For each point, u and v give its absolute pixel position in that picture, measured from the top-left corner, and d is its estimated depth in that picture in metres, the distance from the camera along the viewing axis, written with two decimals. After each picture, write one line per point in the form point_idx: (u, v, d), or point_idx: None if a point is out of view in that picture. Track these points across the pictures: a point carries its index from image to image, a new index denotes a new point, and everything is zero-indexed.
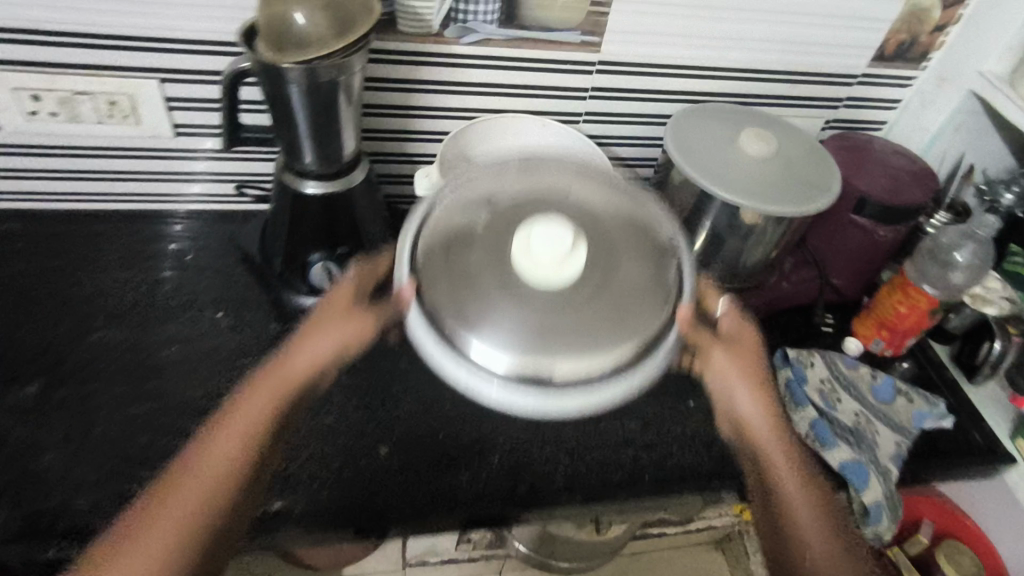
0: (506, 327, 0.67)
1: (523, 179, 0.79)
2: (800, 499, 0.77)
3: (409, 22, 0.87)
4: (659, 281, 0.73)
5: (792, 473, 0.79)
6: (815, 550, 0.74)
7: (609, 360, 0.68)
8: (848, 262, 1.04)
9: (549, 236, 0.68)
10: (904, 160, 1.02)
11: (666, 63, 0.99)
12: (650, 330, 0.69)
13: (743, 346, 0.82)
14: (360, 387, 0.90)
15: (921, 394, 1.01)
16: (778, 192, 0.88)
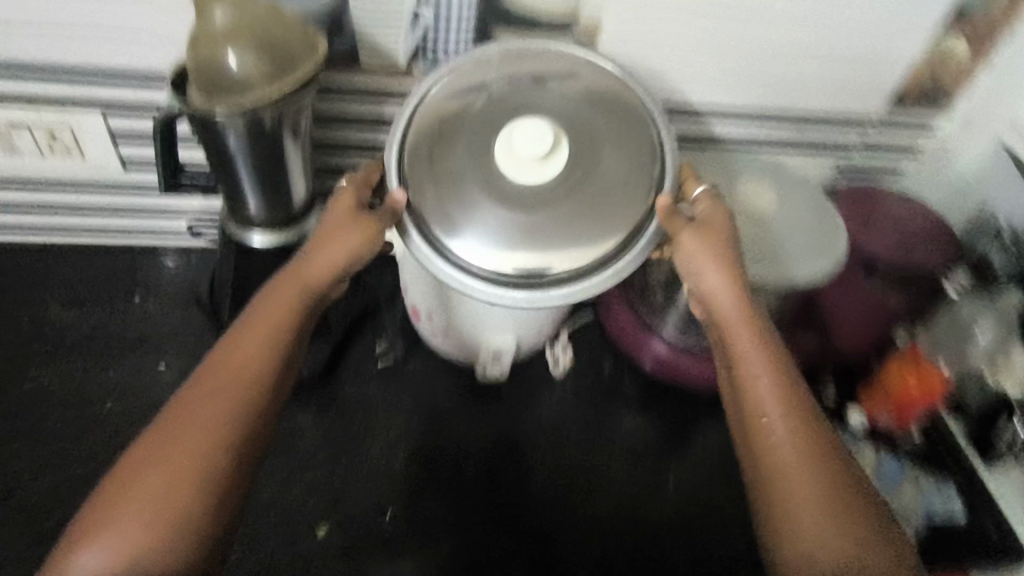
0: (490, 223, 0.68)
1: (509, 65, 0.72)
2: (778, 403, 0.64)
3: (373, 57, 0.79)
4: (642, 164, 0.70)
5: (772, 375, 0.65)
6: (786, 463, 0.62)
7: (597, 250, 0.68)
8: (856, 329, 0.94)
9: (528, 133, 0.67)
10: (916, 215, 0.95)
11: (658, 103, 0.91)
12: (625, 223, 0.69)
13: (729, 250, 0.70)
14: (327, 432, 0.85)
15: (930, 478, 0.92)
16: (777, 257, 0.80)
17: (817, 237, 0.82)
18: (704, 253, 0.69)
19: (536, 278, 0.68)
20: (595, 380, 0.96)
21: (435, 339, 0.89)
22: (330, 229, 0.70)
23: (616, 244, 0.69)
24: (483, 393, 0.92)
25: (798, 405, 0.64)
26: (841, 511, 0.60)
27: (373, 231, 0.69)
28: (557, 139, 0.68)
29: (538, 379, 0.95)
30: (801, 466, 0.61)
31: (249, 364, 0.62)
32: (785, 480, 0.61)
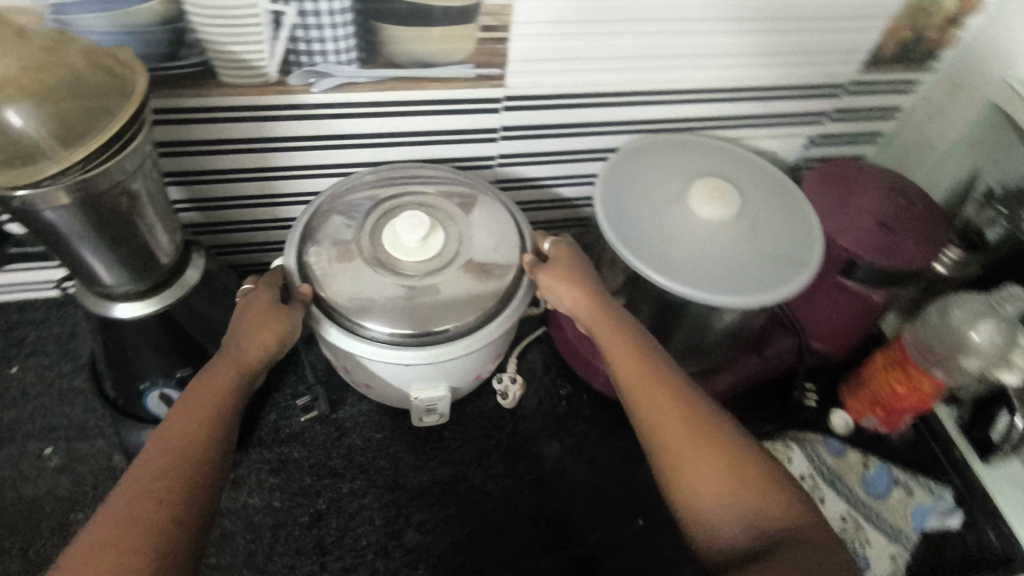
0: (388, 305, 0.67)
1: (389, 181, 0.76)
2: (638, 368, 0.62)
3: (233, 70, 0.65)
4: (507, 234, 0.73)
5: (625, 344, 0.64)
6: (662, 419, 0.58)
7: (477, 312, 0.68)
8: (834, 329, 0.85)
9: (410, 222, 0.68)
10: (903, 198, 0.80)
11: (594, 91, 0.77)
12: (498, 283, 0.69)
13: (570, 256, 0.71)
14: (270, 505, 0.76)
15: (922, 483, 0.83)
16: (739, 274, 0.68)
17: (783, 249, 0.71)
18: (560, 271, 0.69)
19: (439, 335, 0.67)
20: (550, 412, 0.85)
21: (368, 394, 0.77)
22: (258, 313, 0.63)
23: (490, 305, 0.68)
24: (423, 439, 0.81)
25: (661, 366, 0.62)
26: (724, 454, 0.55)
27: (293, 322, 0.64)
28: (433, 224, 0.69)
29: (485, 418, 0.83)
30: (676, 419, 0.57)
31: (207, 444, 0.54)
32: (662, 435, 0.57)
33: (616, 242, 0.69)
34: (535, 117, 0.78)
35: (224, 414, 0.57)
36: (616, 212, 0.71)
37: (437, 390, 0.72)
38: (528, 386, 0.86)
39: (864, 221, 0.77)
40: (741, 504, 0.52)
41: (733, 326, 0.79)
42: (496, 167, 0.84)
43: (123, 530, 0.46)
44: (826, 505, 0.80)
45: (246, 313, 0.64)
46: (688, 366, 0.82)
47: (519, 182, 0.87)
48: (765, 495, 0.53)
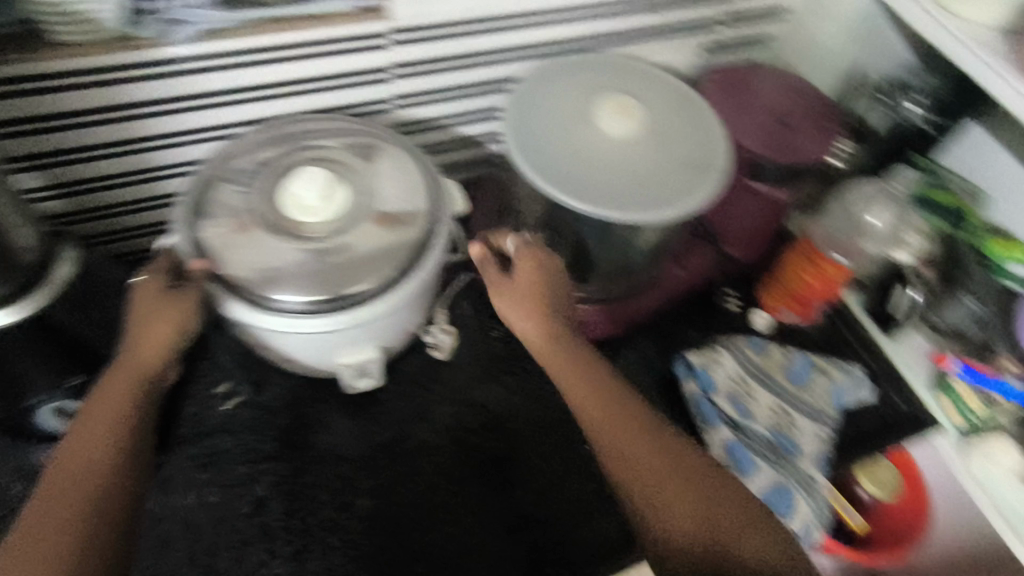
0: (297, 272, 0.62)
1: (277, 136, 0.69)
2: (596, 400, 0.63)
3: (79, 27, 0.59)
4: (414, 180, 0.68)
5: (585, 376, 0.65)
6: (625, 444, 0.59)
7: (396, 265, 0.64)
8: (747, 233, 0.86)
9: (304, 177, 0.62)
10: (796, 95, 0.83)
11: (485, 16, 0.72)
12: (410, 234, 0.65)
13: (538, 274, 0.68)
14: (207, 502, 0.71)
15: (836, 363, 0.88)
16: (653, 188, 0.68)
17: (691, 157, 0.71)
18: (522, 289, 0.68)
19: (360, 295, 0.63)
20: (488, 355, 0.83)
21: (291, 368, 0.72)
22: (156, 316, 0.62)
23: (410, 257, 0.65)
24: (361, 405, 0.78)
25: (620, 396, 0.63)
26: (686, 485, 0.56)
27: (191, 312, 0.63)
28: (331, 176, 0.63)
29: (422, 372, 0.81)
30: (637, 446, 0.59)
31: (123, 446, 0.57)
32: (624, 460, 0.58)
33: (529, 168, 0.66)
34: (427, 51, 0.73)
35: (133, 416, 0.59)
36: (526, 136, 0.68)
37: (365, 353, 0.69)
38: (461, 334, 0.84)
39: (762, 119, 0.79)
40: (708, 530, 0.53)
41: (656, 243, 0.79)
42: (395, 110, 0.78)
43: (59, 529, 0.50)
44: (755, 400, 0.83)
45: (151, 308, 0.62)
46: (614, 290, 0.84)
47: (421, 124, 0.81)
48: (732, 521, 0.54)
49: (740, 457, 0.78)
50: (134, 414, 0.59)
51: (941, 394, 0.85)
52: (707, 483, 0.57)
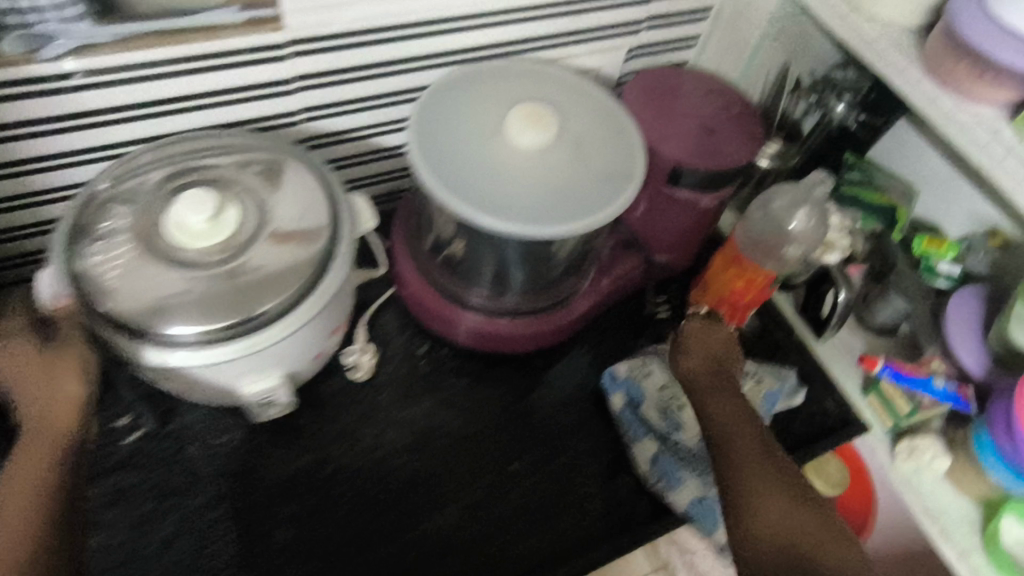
0: (187, 302, 0.59)
1: (168, 154, 0.65)
2: (743, 423, 0.74)
3: None
4: (315, 197, 0.65)
5: (733, 406, 0.76)
6: (757, 464, 0.69)
7: (295, 288, 0.61)
8: (676, 239, 0.84)
9: (190, 201, 0.58)
10: (721, 100, 0.80)
11: (392, 25, 0.68)
12: (310, 251, 0.62)
13: (706, 330, 0.82)
14: (110, 542, 0.67)
15: (768, 369, 0.88)
16: (569, 199, 0.65)
17: (610, 163, 0.68)
18: (708, 344, 0.81)
19: (254, 317, 0.60)
20: (410, 374, 0.81)
21: (196, 399, 0.69)
22: (36, 366, 0.63)
23: (308, 278, 0.62)
24: (276, 431, 0.75)
25: (755, 429, 0.74)
26: (789, 487, 0.67)
27: (86, 352, 0.65)
28: (221, 197, 0.60)
29: (340, 394, 0.78)
30: (767, 471, 0.69)
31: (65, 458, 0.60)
32: (753, 479, 0.68)
33: (436, 183, 0.63)
34: (331, 61, 0.69)
35: (71, 445, 0.61)
36: (439, 152, 0.66)
37: (271, 380, 0.66)
38: (386, 352, 0.82)
39: (683, 126, 0.77)
40: (785, 520, 0.64)
41: (577, 250, 0.78)
42: (302, 122, 0.74)
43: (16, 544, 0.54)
44: (687, 410, 0.82)
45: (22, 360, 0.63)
46: (538, 305, 0.80)
47: (332, 137, 0.78)
48: (843, 556, 0.62)
49: (668, 472, 0.75)
50: (70, 437, 0.62)
51: (869, 394, 0.86)
52: (807, 504, 0.66)
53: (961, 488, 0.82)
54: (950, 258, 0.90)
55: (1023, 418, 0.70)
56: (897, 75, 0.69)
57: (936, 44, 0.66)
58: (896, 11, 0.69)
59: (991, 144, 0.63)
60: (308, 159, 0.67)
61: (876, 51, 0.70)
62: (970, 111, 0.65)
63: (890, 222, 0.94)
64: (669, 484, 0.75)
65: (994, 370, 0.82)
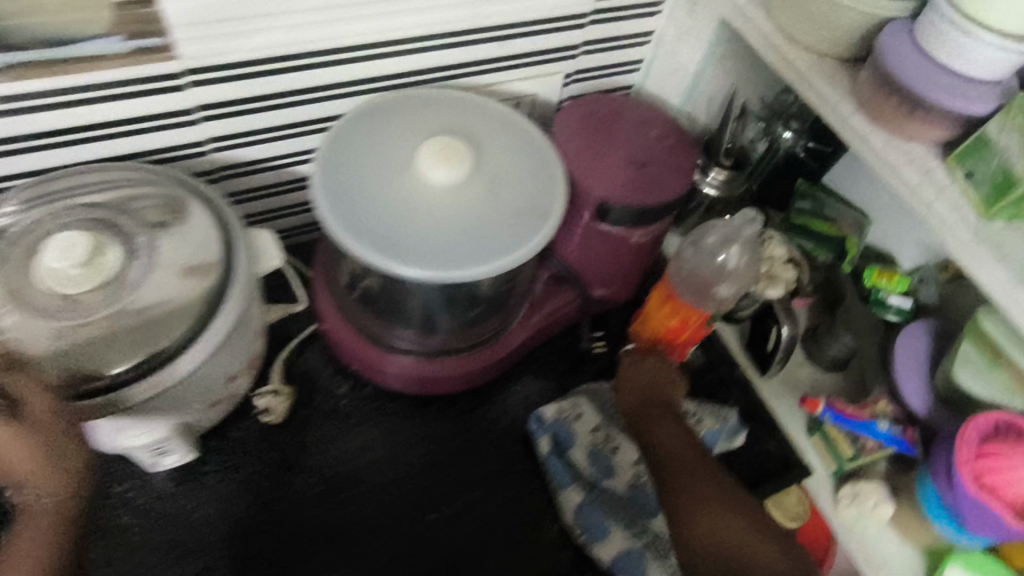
0: (57, 351, 0.55)
1: (50, 188, 0.61)
2: (682, 447, 0.74)
3: None
4: (207, 235, 0.62)
5: (671, 430, 0.76)
6: (703, 487, 0.70)
7: (175, 338, 0.57)
8: (612, 273, 0.81)
9: (61, 243, 0.55)
10: (654, 129, 0.76)
11: (298, 54, 0.64)
12: (192, 298, 0.59)
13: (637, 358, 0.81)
14: None
15: (708, 409, 0.86)
16: (476, 242, 0.62)
17: (522, 203, 0.65)
18: (641, 372, 0.80)
19: (138, 367, 0.56)
20: (329, 415, 0.77)
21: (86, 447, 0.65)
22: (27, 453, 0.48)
23: (191, 327, 0.58)
24: (181, 479, 0.72)
25: (697, 452, 0.74)
26: (728, 502, 0.69)
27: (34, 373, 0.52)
28: (98, 238, 0.57)
29: (253, 438, 0.74)
30: (713, 492, 0.70)
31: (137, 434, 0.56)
32: (699, 505, 0.69)
33: (349, 240, 0.59)
34: (234, 91, 0.64)
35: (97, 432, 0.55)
36: (371, 215, 0.61)
37: (156, 433, 0.63)
38: (306, 392, 0.78)
39: (613, 161, 0.73)
40: (728, 538, 0.66)
41: (499, 287, 0.75)
42: (211, 153, 0.69)
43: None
44: (619, 453, 0.79)
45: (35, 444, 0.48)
46: (463, 344, 0.77)
47: (241, 170, 0.73)
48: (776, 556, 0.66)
49: (592, 523, 0.73)
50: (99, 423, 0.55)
51: (813, 434, 0.84)
52: (744, 511, 0.69)
53: (907, 537, 0.78)
54: (900, 290, 0.86)
55: (959, 459, 0.70)
56: (832, 109, 0.65)
57: (867, 79, 0.62)
58: (828, 41, 0.66)
59: (919, 185, 0.59)
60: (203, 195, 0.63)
61: (809, 84, 0.67)
62: (899, 149, 0.61)
63: (840, 254, 0.92)
64: (592, 536, 0.72)
65: (937, 410, 0.79)
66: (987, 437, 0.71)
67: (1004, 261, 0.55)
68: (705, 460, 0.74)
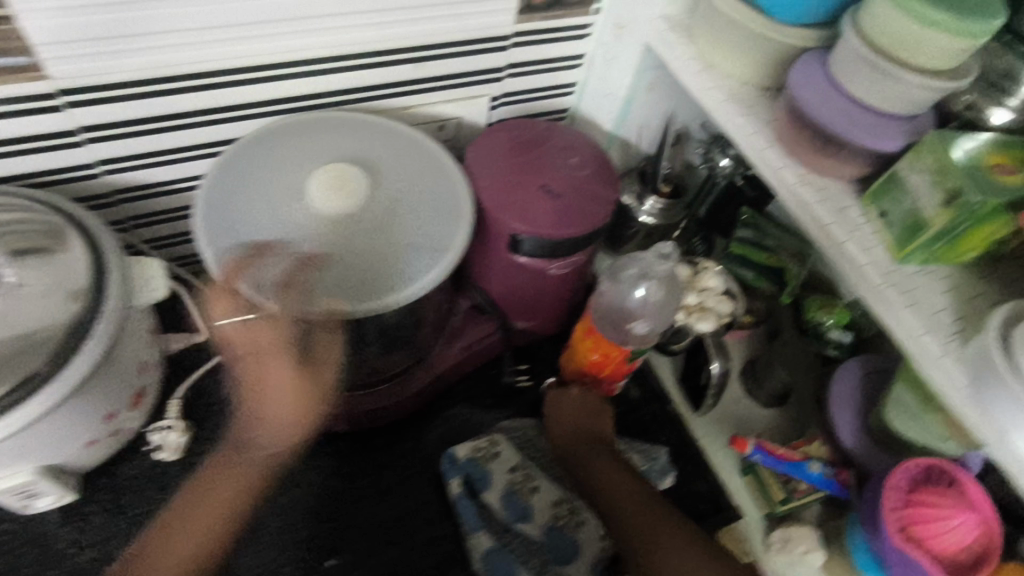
0: None
1: None
2: (629, 492, 0.69)
3: None
4: (80, 271, 0.58)
5: (614, 475, 0.71)
6: (659, 535, 0.66)
7: (38, 377, 0.54)
8: (534, 305, 0.78)
9: None
10: (574, 157, 0.73)
11: (185, 76, 0.60)
12: (60, 334, 0.56)
13: (563, 401, 0.77)
14: None
15: (637, 447, 0.83)
16: (355, 282, 0.60)
17: (414, 240, 0.63)
18: (574, 418, 0.76)
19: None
20: None
21: None
22: (289, 384, 0.61)
23: (49, 362, 0.55)
24: (66, 520, 0.68)
25: (645, 493, 0.70)
26: (677, 533, 0.66)
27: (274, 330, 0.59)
28: None
29: (144, 476, 0.71)
30: (671, 541, 0.65)
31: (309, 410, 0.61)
32: (660, 556, 0.64)
33: (218, 273, 0.57)
34: (119, 112, 0.60)
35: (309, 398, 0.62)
36: (333, 284, 0.60)
37: (20, 477, 0.59)
38: (207, 426, 0.75)
39: (523, 189, 0.69)
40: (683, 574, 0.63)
41: (407, 319, 0.70)
42: (104, 174, 0.65)
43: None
44: (538, 492, 0.75)
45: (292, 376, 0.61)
46: (373, 377, 0.74)
47: (138, 193, 0.69)
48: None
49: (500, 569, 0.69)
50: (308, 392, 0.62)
51: (745, 474, 0.81)
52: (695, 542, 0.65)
53: None
54: (841, 323, 0.82)
55: (886, 496, 0.67)
56: (747, 143, 0.61)
57: (786, 111, 0.60)
58: (748, 70, 0.63)
59: (831, 224, 0.56)
60: (84, 225, 0.60)
61: (726, 115, 0.63)
62: (813, 184, 0.59)
63: (781, 283, 0.87)
64: None
65: (870, 451, 0.75)
66: (917, 486, 0.67)
67: (915, 307, 0.52)
68: (659, 501, 0.69)
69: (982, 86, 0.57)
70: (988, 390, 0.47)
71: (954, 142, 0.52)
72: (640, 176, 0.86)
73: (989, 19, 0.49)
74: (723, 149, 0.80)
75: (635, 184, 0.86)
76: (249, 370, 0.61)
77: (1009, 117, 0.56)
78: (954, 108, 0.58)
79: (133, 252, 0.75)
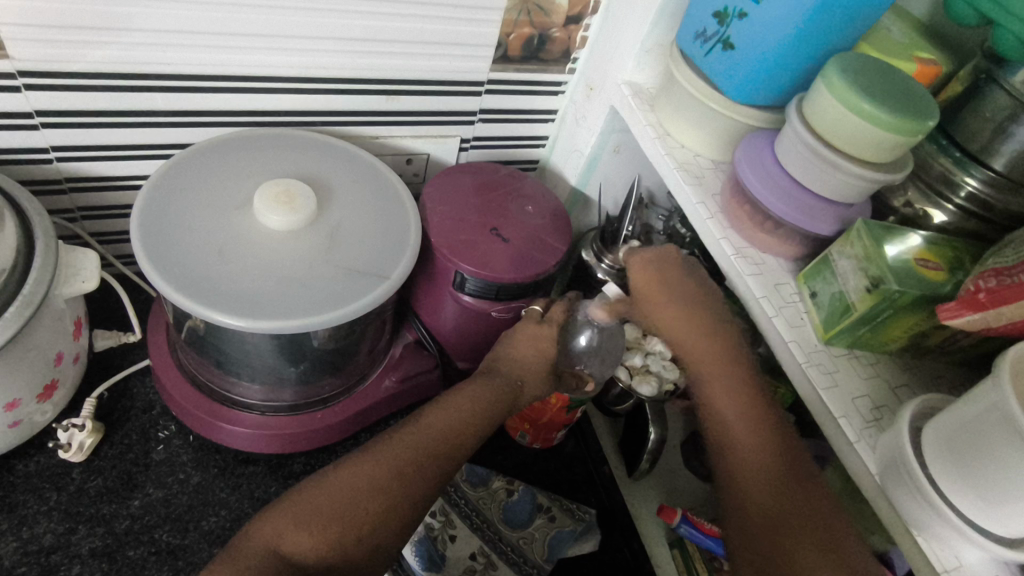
0: None
1: None
2: (739, 415, 0.57)
3: None
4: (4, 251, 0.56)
5: (737, 394, 0.58)
6: (751, 475, 0.54)
7: None
8: (472, 343, 0.78)
9: None
10: (530, 206, 0.75)
11: (152, 75, 0.61)
12: None
13: (659, 271, 0.64)
14: None
15: (563, 508, 0.78)
16: (298, 295, 0.59)
17: (363, 259, 0.63)
18: (656, 303, 0.64)
19: None
20: (136, 460, 0.71)
21: None
22: (539, 365, 0.66)
23: None
24: None
25: (765, 424, 0.56)
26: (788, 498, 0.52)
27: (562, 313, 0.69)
28: None
29: (41, 476, 0.68)
30: (762, 491, 0.53)
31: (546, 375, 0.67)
32: (739, 499, 0.54)
33: (153, 275, 0.56)
34: (79, 101, 0.60)
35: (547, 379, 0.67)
36: (284, 297, 0.59)
37: None
38: (122, 429, 0.72)
39: (474, 230, 0.71)
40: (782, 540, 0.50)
41: (344, 346, 0.70)
42: (56, 161, 0.65)
43: (347, 515, 0.52)
44: (455, 545, 0.73)
45: (540, 363, 0.66)
46: (302, 399, 0.73)
47: (91, 183, 0.69)
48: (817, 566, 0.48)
49: None
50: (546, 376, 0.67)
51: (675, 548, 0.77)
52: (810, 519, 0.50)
53: None
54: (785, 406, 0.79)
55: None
56: (693, 210, 0.63)
57: (733, 185, 0.62)
58: (701, 142, 0.66)
59: (762, 297, 0.57)
60: (18, 207, 0.58)
61: (675, 179, 0.64)
62: (750, 258, 0.60)
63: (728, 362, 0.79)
64: None
65: None
66: None
67: (835, 389, 0.52)
68: (778, 456, 0.54)
69: (921, 183, 0.59)
70: (896, 483, 0.47)
71: (887, 237, 0.53)
72: (601, 235, 0.81)
73: (931, 118, 0.51)
74: (684, 218, 0.80)
75: (594, 242, 0.81)
76: (520, 347, 0.66)
77: (944, 218, 0.57)
78: (894, 202, 0.61)
79: (78, 243, 0.75)
